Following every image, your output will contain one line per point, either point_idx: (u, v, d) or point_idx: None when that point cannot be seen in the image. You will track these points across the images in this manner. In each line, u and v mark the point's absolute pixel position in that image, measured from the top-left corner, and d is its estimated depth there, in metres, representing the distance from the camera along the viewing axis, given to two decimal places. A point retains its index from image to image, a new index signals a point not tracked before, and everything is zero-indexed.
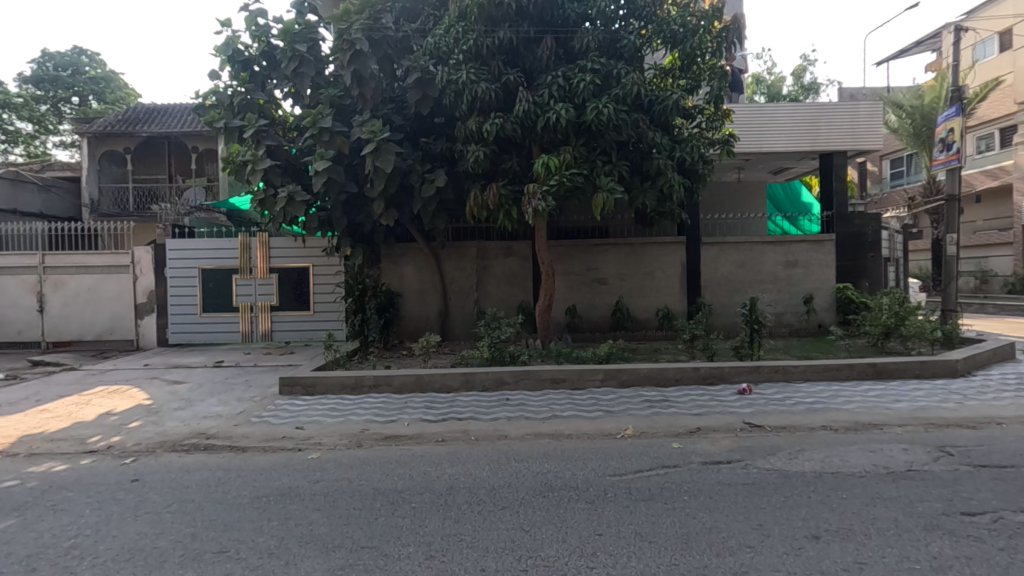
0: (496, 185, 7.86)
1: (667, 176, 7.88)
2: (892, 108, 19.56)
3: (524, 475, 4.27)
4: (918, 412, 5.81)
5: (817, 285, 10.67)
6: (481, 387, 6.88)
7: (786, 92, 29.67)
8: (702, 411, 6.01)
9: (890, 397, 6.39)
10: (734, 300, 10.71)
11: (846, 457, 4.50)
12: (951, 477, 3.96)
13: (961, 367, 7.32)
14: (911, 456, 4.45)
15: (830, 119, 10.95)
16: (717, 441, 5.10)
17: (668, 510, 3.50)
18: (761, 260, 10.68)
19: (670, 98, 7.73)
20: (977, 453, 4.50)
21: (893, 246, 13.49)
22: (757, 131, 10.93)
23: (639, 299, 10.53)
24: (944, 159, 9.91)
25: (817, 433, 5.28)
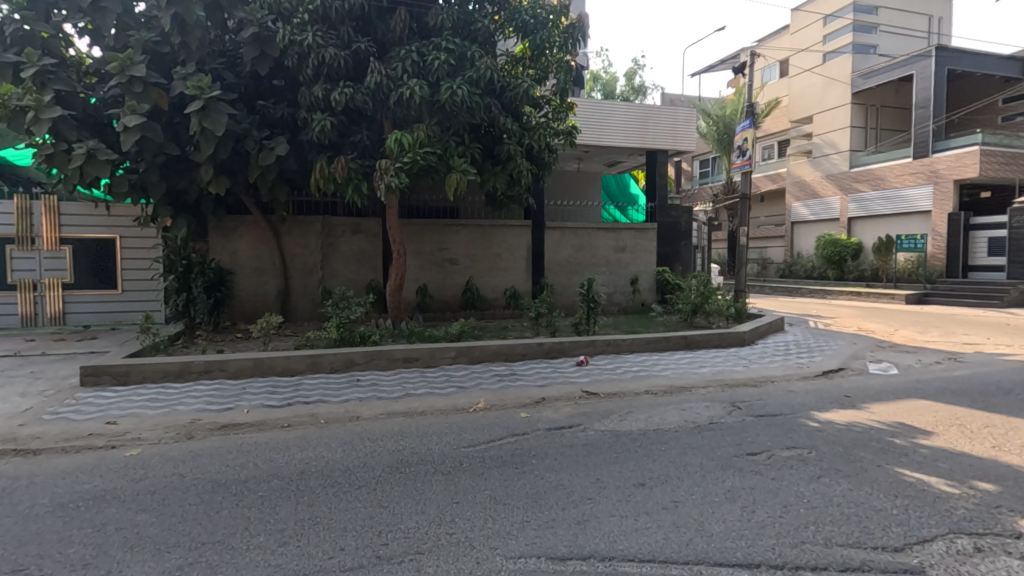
0: (344, 158, 7.48)
1: (517, 162, 8.20)
2: (702, 115, 22.55)
3: (379, 453, 4.26)
4: (716, 375, 6.96)
5: (641, 268, 12.03)
6: (329, 369, 6.61)
7: (619, 91, 32.51)
8: (546, 382, 6.51)
9: (696, 363, 7.54)
10: (572, 281, 11.60)
11: (663, 415, 5.24)
12: (739, 426, 4.85)
13: (747, 337, 8.90)
14: (711, 411, 5.34)
15: (655, 120, 12.28)
16: (559, 408, 5.58)
17: (519, 474, 3.78)
18: (596, 245, 11.71)
19: (521, 86, 8.00)
20: (757, 405, 5.56)
21: (700, 236, 15.72)
22: (595, 125, 11.87)
23: (488, 279, 10.90)
24: (740, 164, 11.71)
25: (640, 397, 6.05)
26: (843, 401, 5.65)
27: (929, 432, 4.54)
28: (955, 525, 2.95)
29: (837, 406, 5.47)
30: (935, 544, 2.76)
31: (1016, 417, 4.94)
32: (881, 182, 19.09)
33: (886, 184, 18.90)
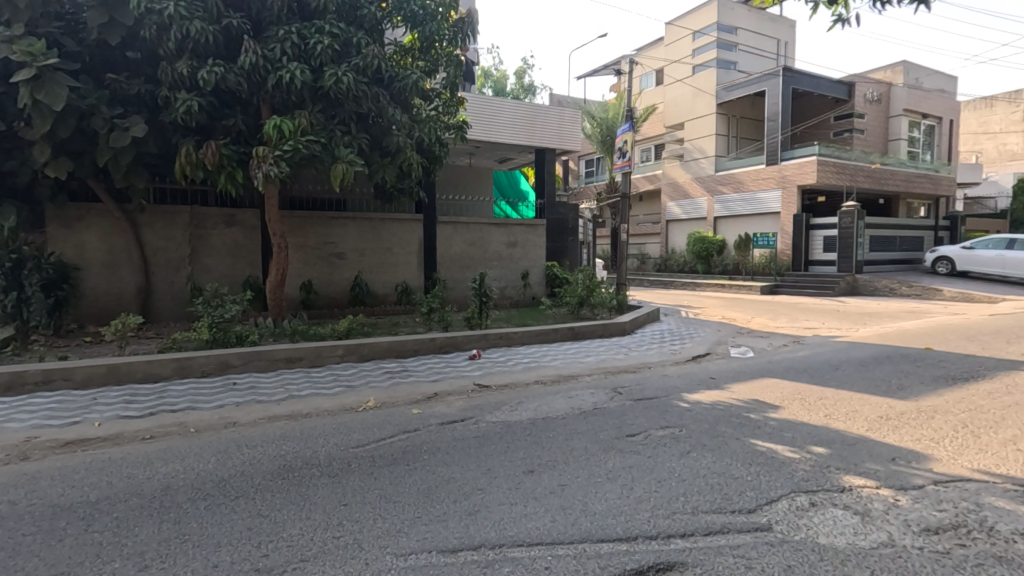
0: (215, 143, 6.87)
1: (407, 155, 8.02)
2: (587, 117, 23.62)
3: (259, 460, 3.99)
4: (600, 363, 7.37)
5: (531, 263, 12.37)
6: (200, 373, 6.06)
7: (509, 89, 33.03)
8: (438, 377, 6.49)
9: (582, 353, 7.93)
10: (465, 275, 11.64)
11: (551, 404, 5.46)
12: (620, 409, 5.19)
13: (627, 327, 9.59)
14: (595, 398, 5.65)
15: (543, 119, 12.66)
16: (451, 402, 5.59)
17: (410, 471, 3.74)
18: (488, 240, 11.85)
19: (410, 77, 7.83)
20: (636, 390, 5.98)
21: (586, 232, 16.51)
22: (486, 121, 11.97)
23: (378, 274, 10.60)
24: (621, 165, 12.45)
25: (530, 387, 6.25)
26: (708, 383, 6.26)
27: (776, 406, 5.18)
28: (795, 484, 3.40)
29: (703, 387, 6.05)
30: (780, 503, 3.16)
31: (841, 389, 5.81)
32: (740, 186, 21.27)
33: (744, 188, 21.10)
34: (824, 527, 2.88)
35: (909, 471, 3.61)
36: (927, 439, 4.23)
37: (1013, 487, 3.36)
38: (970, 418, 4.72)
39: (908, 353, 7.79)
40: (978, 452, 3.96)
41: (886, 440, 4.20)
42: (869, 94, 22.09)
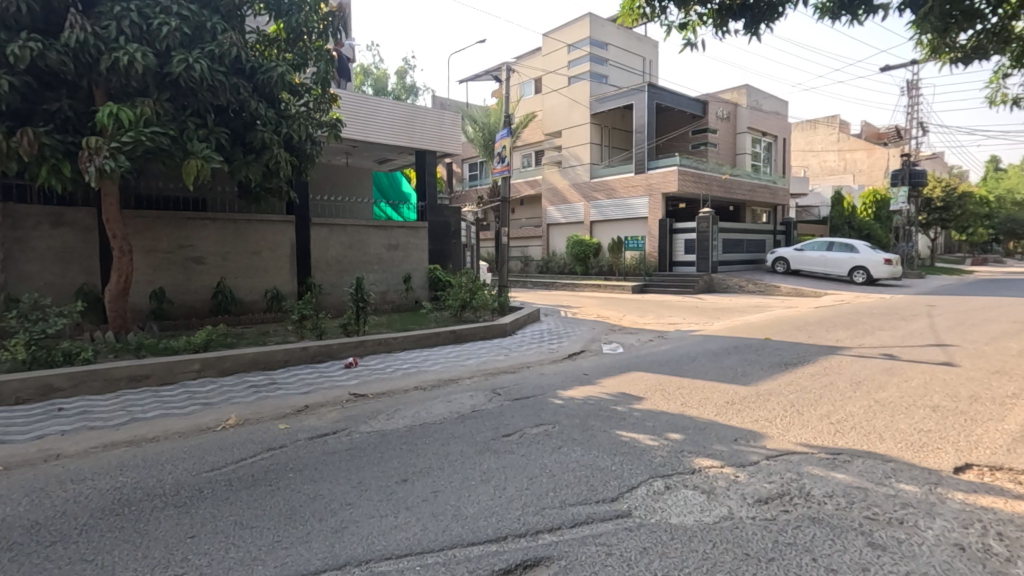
0: (32, 130, 5.90)
1: (274, 152, 7.47)
2: (469, 121, 23.86)
3: (88, 496, 3.47)
4: (480, 365, 7.45)
5: (413, 266, 12.17)
6: (16, 399, 5.17)
7: (390, 89, 32.25)
8: (310, 388, 6.13)
9: (463, 356, 7.96)
10: (342, 280, 11.14)
11: (430, 409, 5.40)
12: (497, 410, 5.27)
13: (508, 328, 9.84)
14: (474, 400, 5.68)
15: (423, 121, 12.55)
16: (323, 414, 5.30)
17: (272, 491, 3.47)
18: (367, 243, 11.45)
19: (275, 69, 7.31)
20: (514, 390, 6.10)
21: (469, 235, 16.60)
22: (362, 120, 11.58)
23: (243, 280, 9.77)
24: (500, 169, 12.71)
25: (409, 393, 6.13)
26: (582, 379, 6.58)
27: (640, 397, 5.57)
28: (653, 470, 3.67)
29: (577, 384, 6.34)
30: (639, 489, 3.39)
31: (696, 378, 6.40)
32: (613, 192, 22.66)
33: (616, 194, 22.53)
34: (676, 508, 3.14)
35: (747, 449, 4.07)
36: (763, 419, 4.80)
37: (825, 455, 3.92)
38: (796, 398, 5.43)
39: (751, 343, 8.80)
40: (801, 427, 4.57)
41: (730, 422, 4.69)
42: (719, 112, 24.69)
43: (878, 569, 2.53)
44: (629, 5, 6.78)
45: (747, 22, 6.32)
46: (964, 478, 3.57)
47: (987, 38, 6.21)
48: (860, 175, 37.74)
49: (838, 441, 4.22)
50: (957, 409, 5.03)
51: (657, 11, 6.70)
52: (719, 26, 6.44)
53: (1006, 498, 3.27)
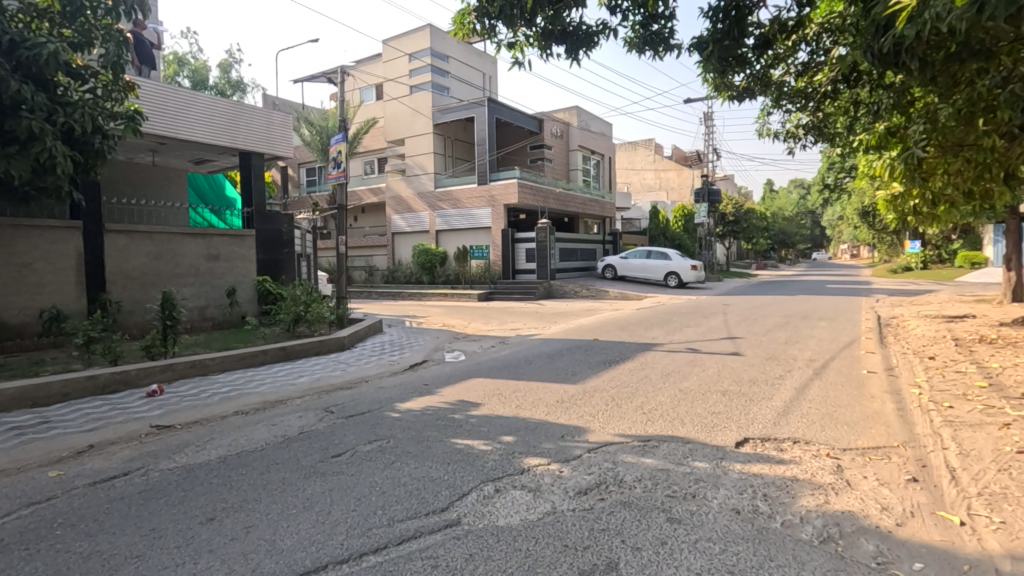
0: None
1: (46, 145, 6.23)
2: (305, 123, 22.57)
3: None
4: (314, 383, 6.98)
5: (238, 278, 11.02)
6: None
7: (211, 82, 29.04)
8: (97, 424, 5.19)
9: (294, 374, 7.40)
10: (148, 295, 9.69)
11: (251, 435, 4.90)
12: (329, 430, 4.96)
13: (346, 341, 9.40)
14: (303, 421, 5.29)
15: (247, 121, 11.52)
16: (113, 454, 4.51)
17: (29, 556, 2.84)
18: (179, 252, 10.10)
19: (46, 46, 6.09)
20: (349, 406, 5.80)
21: (305, 244, 15.51)
22: (172, 115, 10.25)
23: (8, 299, 7.99)
24: (336, 175, 12.13)
25: (227, 419, 5.50)
26: (422, 390, 6.48)
27: (478, 404, 5.66)
28: (484, 475, 3.73)
29: (416, 395, 6.23)
30: (469, 496, 3.42)
31: (532, 381, 6.69)
32: (457, 202, 22.93)
33: (461, 204, 22.84)
34: (504, 510, 3.22)
35: (572, 444, 4.34)
36: (588, 414, 5.17)
37: (638, 443, 4.34)
38: (617, 392, 5.95)
39: (582, 344, 9.48)
40: (619, 418, 5.01)
41: (559, 420, 4.97)
42: (554, 130, 26.44)
43: (674, 541, 2.85)
44: (460, 20, 6.92)
45: (568, 48, 6.83)
46: (742, 450, 4.20)
47: (754, 81, 7.47)
48: (672, 192, 43.24)
49: (649, 429, 4.70)
50: (740, 392, 5.93)
51: (487, 29, 6.93)
52: (544, 49, 6.86)
53: (771, 463, 3.92)
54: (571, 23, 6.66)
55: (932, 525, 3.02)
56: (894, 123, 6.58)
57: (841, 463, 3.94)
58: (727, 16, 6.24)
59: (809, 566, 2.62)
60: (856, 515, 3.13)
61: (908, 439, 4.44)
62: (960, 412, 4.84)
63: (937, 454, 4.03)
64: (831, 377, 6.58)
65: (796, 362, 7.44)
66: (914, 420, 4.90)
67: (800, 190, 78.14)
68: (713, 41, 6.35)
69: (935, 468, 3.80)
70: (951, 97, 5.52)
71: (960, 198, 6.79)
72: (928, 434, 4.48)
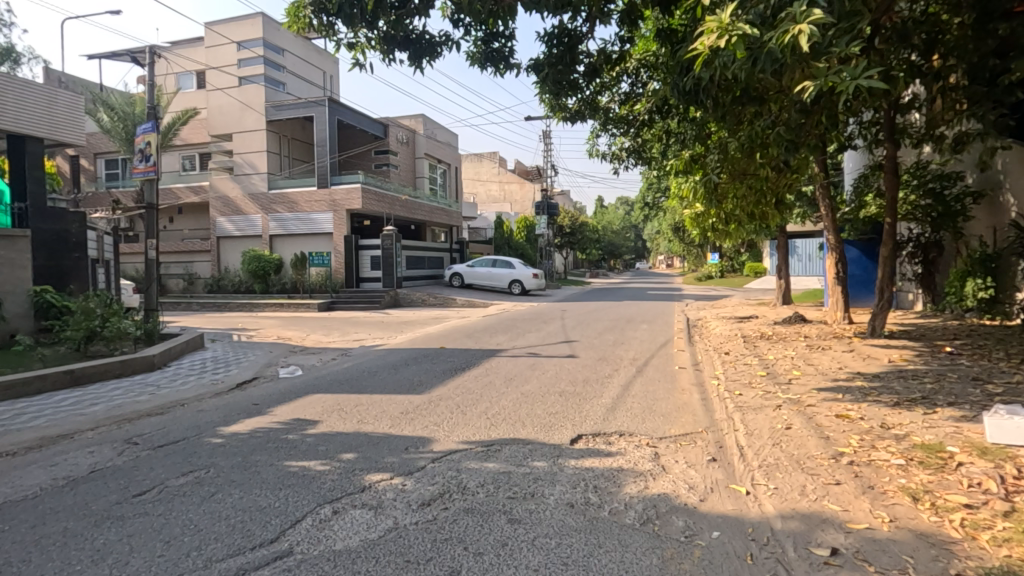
0: None
1: None
2: (103, 107, 19.42)
3: None
4: (113, 411, 5.97)
5: (7, 288, 8.98)
6: None
7: None
8: None
9: (86, 402, 6.24)
10: None
11: (19, 481, 4.00)
12: (130, 464, 4.26)
13: (157, 360, 8.20)
14: (96, 457, 4.47)
15: (18, 98, 9.53)
16: None
17: None
18: None
19: None
20: (158, 436, 5.04)
21: (104, 248, 13.17)
22: None
23: None
24: (143, 169, 10.55)
25: None
26: (251, 410, 5.89)
27: (315, 421, 5.31)
28: (321, 497, 3.49)
29: (243, 417, 5.62)
30: (303, 522, 3.17)
31: (375, 394, 6.44)
32: (294, 206, 21.38)
33: (298, 208, 21.33)
34: (342, 532, 3.04)
35: (415, 456, 4.26)
36: (432, 424, 5.14)
37: (480, 448, 4.42)
38: (462, 400, 6.01)
39: (429, 353, 9.41)
40: (464, 425, 5.06)
41: (403, 432, 4.86)
42: (400, 136, 26.05)
43: (514, 541, 2.94)
44: (294, 12, 6.45)
45: (411, 55, 6.79)
46: (577, 446, 4.51)
47: (584, 106, 8.15)
48: (516, 204, 45.28)
49: (491, 433, 4.83)
50: (575, 392, 6.36)
51: (324, 25, 6.58)
52: (386, 53, 6.74)
53: (601, 456, 4.26)
54: (414, 30, 6.64)
55: (727, 496, 3.53)
56: (695, 152, 7.63)
57: (658, 450, 4.43)
58: (561, 42, 6.73)
59: (631, 547, 2.89)
60: (669, 495, 3.54)
61: (708, 424, 5.16)
62: (746, 398, 5.75)
63: (730, 435, 4.73)
64: (650, 373, 7.38)
65: (622, 362, 8.22)
66: (713, 407, 5.72)
67: (625, 206, 87.03)
68: (548, 64, 6.79)
69: (728, 448, 4.46)
70: (736, 133, 6.58)
71: (745, 218, 8.09)
72: (724, 419, 5.25)
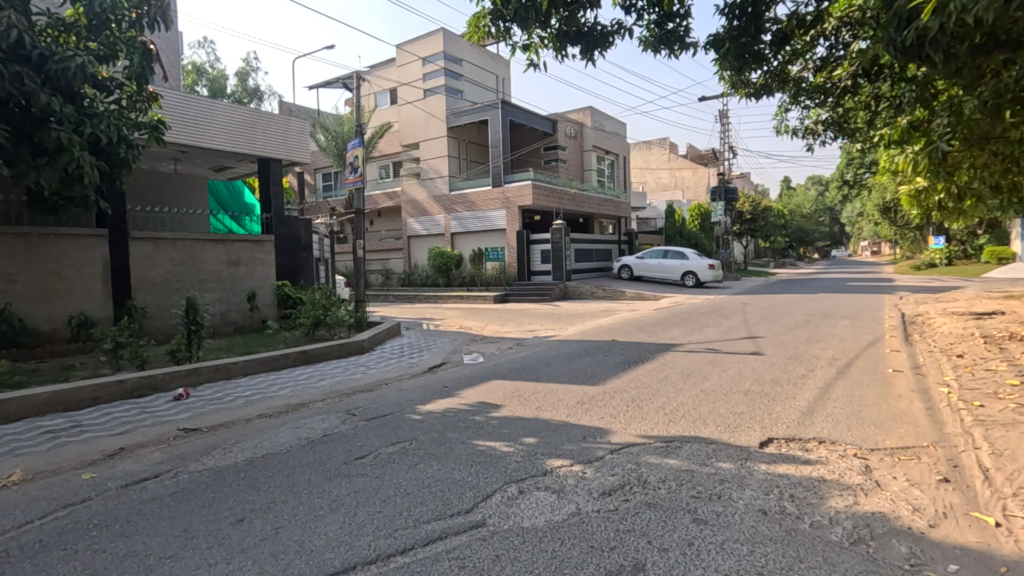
0: None
1: (75, 155, 6.31)
2: (320, 129, 22.98)
3: None
4: (335, 385, 7.09)
5: (259, 283, 11.17)
6: None
7: (230, 91, 29.45)
8: (127, 428, 5.43)
9: (315, 377, 7.52)
10: (172, 301, 9.86)
11: (275, 438, 4.98)
12: (351, 431, 5.03)
13: (366, 344, 9.51)
14: (326, 423, 5.36)
15: (264, 127, 11.73)
16: (143, 457, 4.70)
17: (68, 556, 2.95)
18: (201, 259, 10.27)
19: (73, 60, 6.16)
20: (370, 409, 5.86)
21: (325, 249, 15.61)
22: (192, 124, 10.52)
23: (40, 305, 8.22)
24: (353, 180, 12.23)
25: (251, 423, 5.62)
26: (442, 391, 6.54)
27: (498, 405, 5.69)
28: (508, 476, 3.75)
29: (436, 397, 6.26)
30: (493, 497, 3.43)
31: (551, 383, 6.67)
32: (472, 205, 22.99)
33: (476, 207, 22.88)
34: (528, 511, 3.23)
35: (594, 446, 4.33)
36: (608, 416, 5.16)
37: (660, 443, 4.32)
38: (637, 394, 5.93)
39: (601, 345, 9.43)
40: (641, 420, 4.99)
41: (580, 422, 4.97)
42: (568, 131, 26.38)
43: (701, 542, 2.83)
44: (475, 23, 6.92)
45: (583, 49, 6.83)
46: (767, 451, 4.16)
47: (771, 78, 7.41)
48: (688, 191, 42.94)
49: (671, 429, 4.69)
50: (763, 392, 5.86)
51: (502, 31, 6.95)
52: (559, 50, 6.88)
53: (798, 464, 3.87)
54: (586, 24, 6.67)
55: (967, 526, 2.96)
56: (916, 118, 6.42)
57: (870, 463, 3.88)
58: (745, 12, 6.17)
59: (839, 567, 2.59)
60: (887, 516, 3.08)
61: (938, 438, 4.35)
62: (992, 411, 4.72)
63: (969, 454, 3.94)
64: (856, 376, 6.46)
65: (820, 361, 7.32)
66: (944, 420, 4.81)
67: (818, 186, 77.16)
68: (729, 38, 6.29)
69: (968, 469, 3.73)
70: (976, 88, 5.41)
71: (988, 192, 6.61)
72: (960, 434, 4.39)
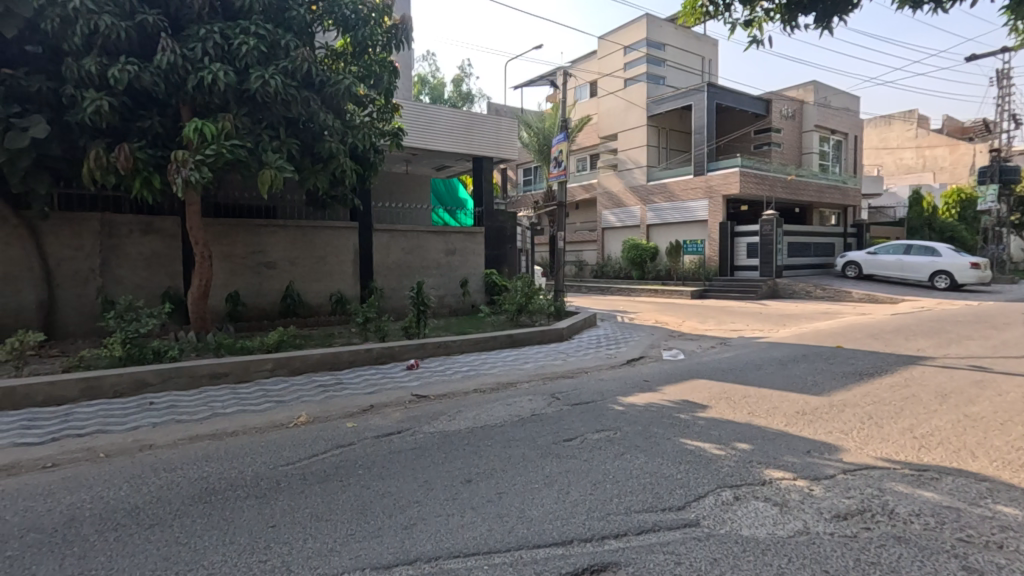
0: (129, 146, 6.42)
1: (339, 161, 7.69)
2: (524, 127, 24.33)
3: (178, 484, 3.81)
4: (538, 369, 7.52)
5: (471, 270, 12.33)
6: (114, 393, 5.90)
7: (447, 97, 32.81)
8: (374, 389, 6.50)
9: (520, 360, 8.06)
10: (403, 284, 11.43)
11: (490, 411, 5.49)
12: (556, 414, 5.30)
13: (565, 333, 9.87)
14: (533, 404, 5.72)
15: (479, 128, 12.83)
16: (387, 414, 5.59)
17: (343, 487, 3.67)
18: (426, 248, 11.71)
19: (342, 82, 7.48)
20: (572, 395, 6.09)
21: (526, 240, 16.55)
22: (422, 129, 12.00)
23: (311, 284, 10.24)
24: (557, 173, 12.69)
25: (468, 396, 6.28)
26: (643, 385, 6.48)
27: (704, 405, 5.44)
28: (721, 480, 3.57)
29: (637, 390, 6.23)
30: (707, 499, 3.31)
31: (763, 388, 6.14)
32: (671, 195, 22.12)
33: (675, 197, 21.96)
34: (747, 519, 3.05)
35: (821, 462, 3.88)
36: (838, 431, 4.57)
37: (910, 471, 3.69)
38: (874, 410, 5.14)
39: (822, 351, 8.35)
40: (881, 440, 4.32)
41: (802, 434, 4.49)
42: (785, 110, 23.67)
43: None
44: (692, 4, 6.59)
45: (818, 16, 6.04)
46: None
47: None
48: (942, 172, 35.34)
49: (923, 457, 3.97)
50: None
51: (721, 8, 6.52)
52: (788, 21, 6.21)
53: None
54: None
55: None
56: None
57: None
58: None
59: None
60: None
61: None
62: None
63: None
64: None
65: None
66: None
67: None
68: None
69: None
70: None
71: None
72: None
